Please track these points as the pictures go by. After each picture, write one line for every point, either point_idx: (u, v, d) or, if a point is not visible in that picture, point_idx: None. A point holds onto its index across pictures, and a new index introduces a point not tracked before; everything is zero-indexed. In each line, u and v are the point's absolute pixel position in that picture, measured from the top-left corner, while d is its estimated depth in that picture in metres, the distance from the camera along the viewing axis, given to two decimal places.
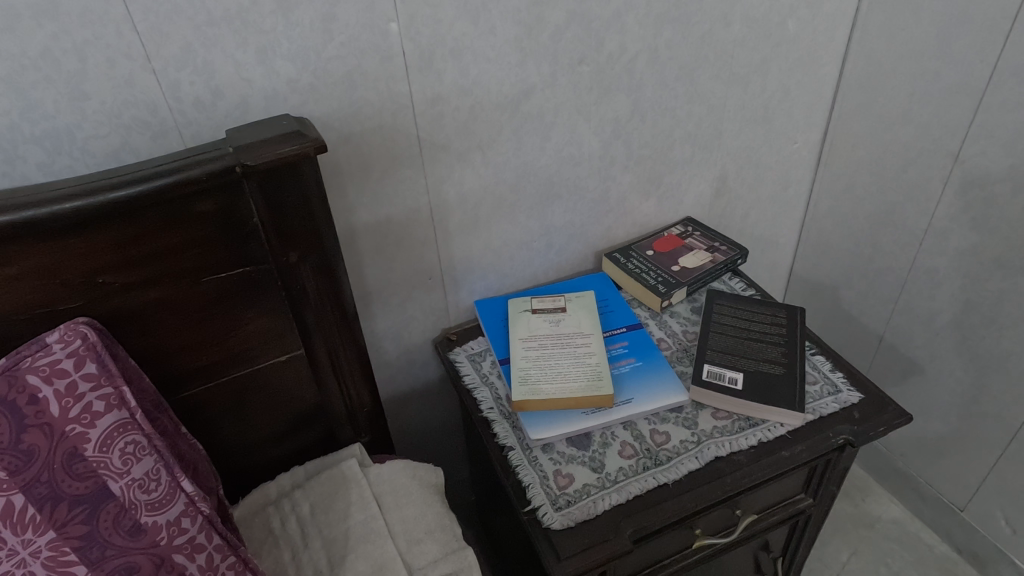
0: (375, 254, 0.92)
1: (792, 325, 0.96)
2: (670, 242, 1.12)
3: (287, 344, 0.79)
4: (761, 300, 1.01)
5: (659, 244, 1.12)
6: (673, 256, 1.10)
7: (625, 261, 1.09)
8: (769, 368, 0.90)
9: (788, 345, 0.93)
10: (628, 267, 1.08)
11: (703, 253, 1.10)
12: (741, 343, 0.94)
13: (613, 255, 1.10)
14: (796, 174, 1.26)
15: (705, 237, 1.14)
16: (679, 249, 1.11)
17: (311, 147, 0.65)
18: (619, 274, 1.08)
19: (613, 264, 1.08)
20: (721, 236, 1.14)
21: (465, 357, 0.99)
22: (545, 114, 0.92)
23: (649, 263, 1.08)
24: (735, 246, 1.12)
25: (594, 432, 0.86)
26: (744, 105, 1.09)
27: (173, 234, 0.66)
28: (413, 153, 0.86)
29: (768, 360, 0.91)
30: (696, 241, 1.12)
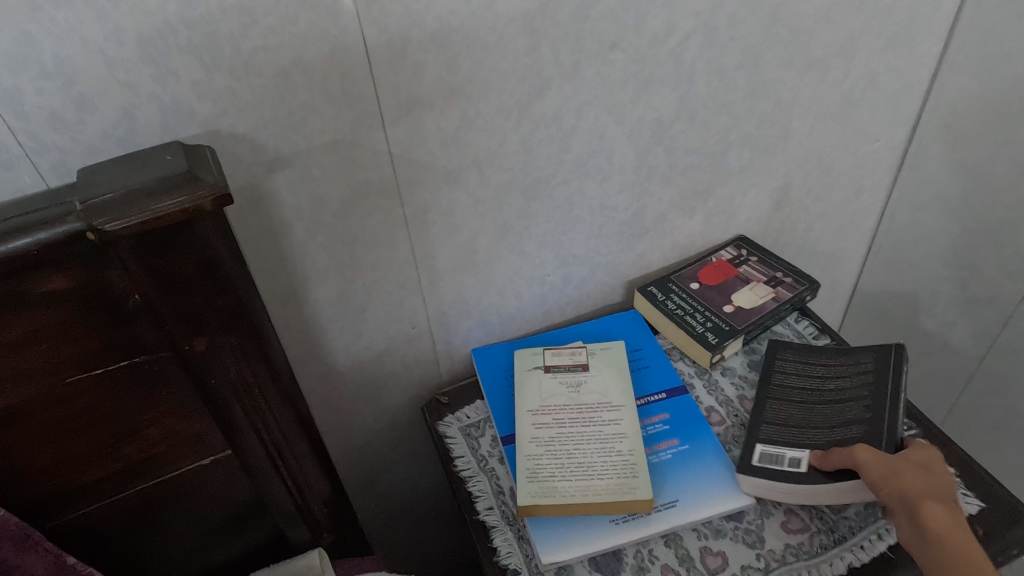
0: (339, 304, 0.70)
1: (882, 369, 0.74)
2: (720, 271, 0.89)
3: (212, 445, 0.58)
4: (831, 348, 0.79)
5: (706, 275, 0.89)
6: (724, 291, 0.87)
7: (664, 299, 0.86)
8: (847, 432, 0.68)
9: (872, 398, 0.71)
10: (668, 307, 0.85)
11: (763, 288, 0.87)
12: (802, 408, 0.73)
13: (648, 290, 0.87)
14: (874, 179, 1.01)
15: (764, 265, 0.90)
16: (731, 282, 0.88)
17: (206, 199, 0.42)
18: (656, 315, 0.85)
19: (649, 302, 0.85)
20: (783, 263, 0.91)
21: (459, 430, 0.77)
22: (564, 116, 0.68)
23: (695, 301, 0.86)
24: (802, 277, 0.89)
25: (626, 550, 0.65)
26: (820, 97, 0.84)
27: (7, 326, 0.44)
28: (385, 175, 0.63)
29: (846, 420, 0.70)
30: (753, 271, 0.89)
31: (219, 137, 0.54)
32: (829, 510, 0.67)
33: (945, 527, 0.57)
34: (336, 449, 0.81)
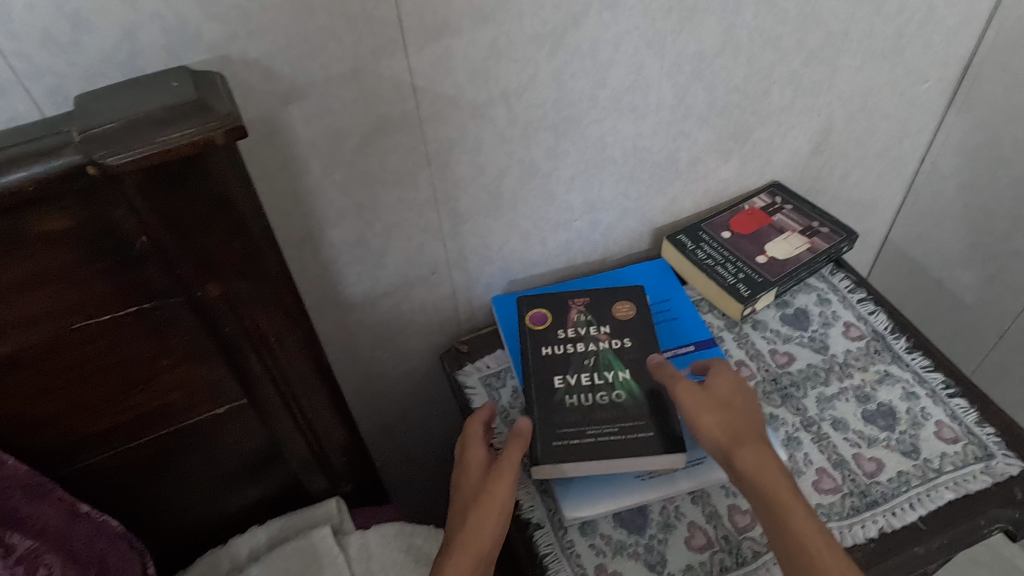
0: (357, 248, 0.66)
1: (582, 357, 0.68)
2: (754, 219, 0.84)
3: (227, 394, 0.55)
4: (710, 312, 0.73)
5: (739, 224, 0.84)
6: (757, 241, 0.83)
7: (694, 249, 0.82)
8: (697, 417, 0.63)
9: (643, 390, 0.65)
10: (698, 257, 0.81)
11: (798, 239, 0.83)
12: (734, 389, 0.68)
13: (678, 239, 0.83)
14: (918, 123, 0.95)
15: (800, 214, 0.85)
16: (765, 231, 0.84)
17: (218, 131, 0.38)
18: (685, 265, 0.82)
19: (678, 251, 0.82)
20: (821, 212, 0.86)
21: (479, 380, 0.75)
22: (601, 48, 0.63)
23: (726, 251, 0.82)
24: (840, 227, 0.84)
25: (651, 507, 0.64)
26: (872, 32, 0.78)
27: (5, 267, 0.40)
28: (408, 109, 0.58)
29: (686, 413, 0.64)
30: (788, 221, 0.85)
31: (229, 63, 0.49)
32: (862, 471, 0.65)
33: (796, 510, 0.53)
34: (352, 396, 0.79)
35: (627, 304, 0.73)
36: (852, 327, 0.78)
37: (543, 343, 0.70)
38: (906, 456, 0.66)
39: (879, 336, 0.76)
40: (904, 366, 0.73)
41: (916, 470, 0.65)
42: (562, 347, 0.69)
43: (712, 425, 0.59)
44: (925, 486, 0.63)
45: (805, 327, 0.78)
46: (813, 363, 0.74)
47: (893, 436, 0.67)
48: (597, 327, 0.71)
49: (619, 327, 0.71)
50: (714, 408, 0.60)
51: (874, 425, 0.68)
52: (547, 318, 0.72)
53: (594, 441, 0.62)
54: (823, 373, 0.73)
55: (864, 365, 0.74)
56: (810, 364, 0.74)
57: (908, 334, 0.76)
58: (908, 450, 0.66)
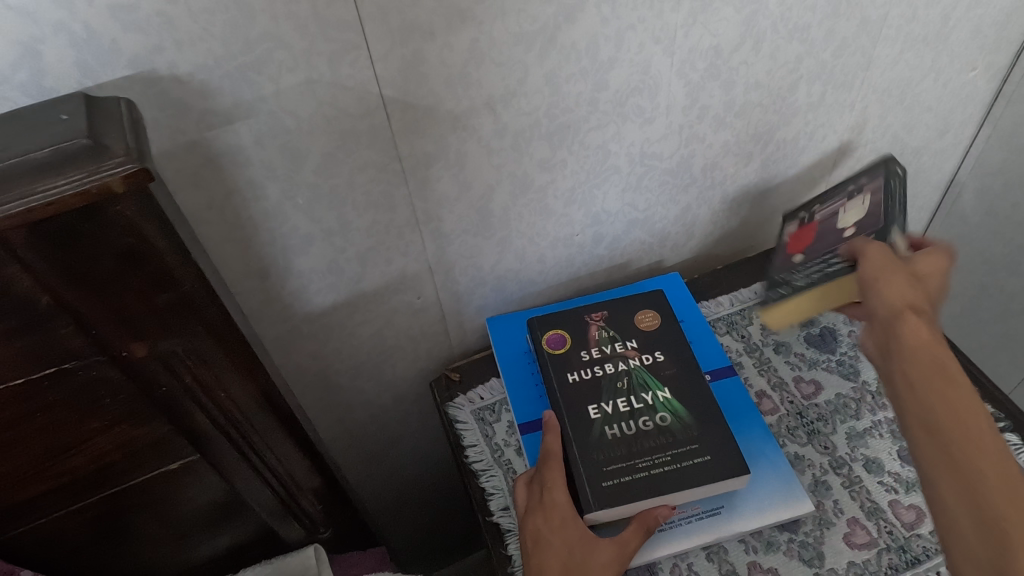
0: (329, 275, 0.59)
1: (608, 383, 0.61)
2: (807, 231, 0.67)
3: (177, 451, 0.49)
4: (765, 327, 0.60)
5: (795, 244, 0.67)
6: (830, 236, 0.64)
7: (784, 285, 0.63)
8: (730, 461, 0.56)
9: (694, 415, 0.58)
10: (791, 286, 0.62)
11: (854, 205, 0.64)
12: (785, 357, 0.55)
13: (761, 288, 0.67)
14: (962, 115, 0.85)
15: (830, 194, 0.68)
16: (825, 226, 0.65)
17: (114, 176, 0.31)
18: (790, 308, 0.61)
19: (777, 299, 0.62)
20: (851, 173, 0.68)
21: (471, 414, 0.68)
22: (601, 46, 0.55)
23: (813, 262, 0.62)
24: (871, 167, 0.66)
25: (662, 564, 0.57)
26: (914, 16, 0.68)
27: None
28: (377, 122, 0.51)
29: (727, 448, 0.56)
30: (831, 207, 0.67)
31: (157, 79, 0.42)
32: (901, 522, 0.57)
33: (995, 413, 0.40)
34: (336, 427, 0.73)
35: (652, 313, 0.66)
36: None
37: (567, 370, 0.62)
38: None
39: None
40: None
41: None
42: (589, 371, 0.61)
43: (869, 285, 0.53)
44: None
45: (833, 349, 0.70)
46: (842, 393, 0.66)
47: None
48: (623, 344, 0.64)
49: (647, 340, 0.64)
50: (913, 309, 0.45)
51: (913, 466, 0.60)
52: (566, 340, 0.64)
53: (649, 474, 0.55)
54: (854, 405, 0.65)
55: None
56: (839, 394, 0.66)
57: None
58: None
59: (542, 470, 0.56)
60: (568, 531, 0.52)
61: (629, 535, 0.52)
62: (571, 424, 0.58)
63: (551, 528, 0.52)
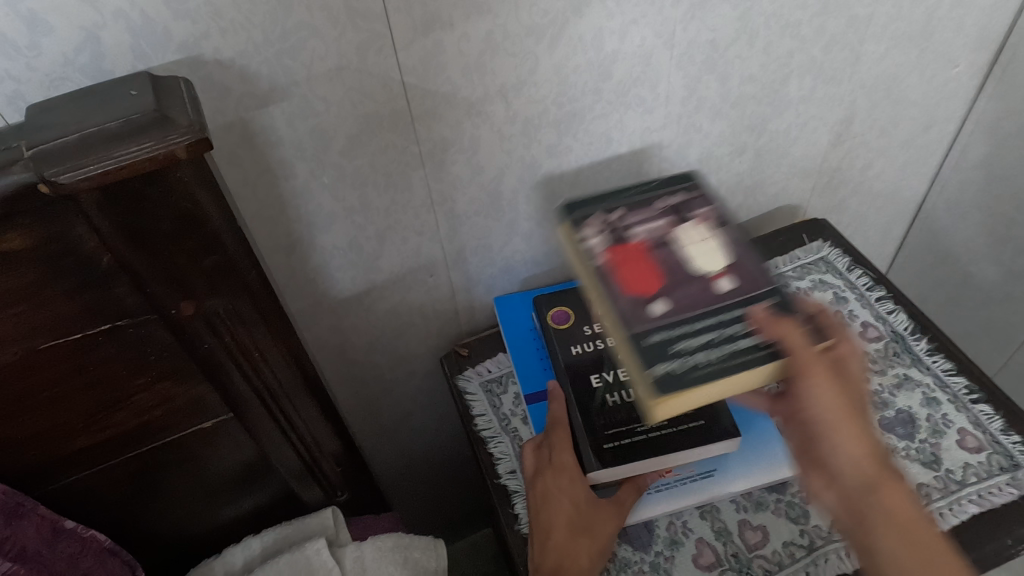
0: (349, 252, 0.63)
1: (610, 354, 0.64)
2: (639, 262, 0.54)
3: (212, 409, 0.53)
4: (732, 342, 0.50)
5: (640, 284, 0.53)
6: (689, 279, 0.54)
7: (683, 367, 0.48)
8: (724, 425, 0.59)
9: None
10: (713, 362, 0.48)
11: (688, 229, 0.57)
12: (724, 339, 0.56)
13: (659, 377, 0.47)
14: (947, 110, 0.90)
15: (641, 207, 0.60)
16: (667, 259, 0.55)
17: (179, 144, 0.35)
18: (710, 391, 0.47)
19: (683, 395, 0.47)
20: (641, 190, 0.63)
21: (479, 386, 0.72)
22: (606, 39, 0.59)
23: (697, 324, 0.50)
24: (674, 181, 0.64)
25: (658, 522, 0.61)
26: (899, 15, 0.73)
27: None
28: (398, 108, 0.55)
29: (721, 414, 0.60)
30: (650, 224, 0.58)
31: (202, 63, 0.46)
32: None
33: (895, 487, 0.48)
34: (350, 399, 0.77)
35: None
36: (870, 327, 0.73)
37: (571, 343, 0.66)
38: (927, 467, 0.62)
39: (899, 337, 0.72)
40: (925, 370, 0.69)
41: (938, 482, 0.61)
42: (592, 344, 0.65)
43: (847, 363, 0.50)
44: (947, 500, 0.60)
45: None
46: None
47: (912, 446, 0.64)
48: None
49: None
50: (847, 414, 0.48)
51: (893, 434, 0.65)
52: (570, 316, 0.68)
53: (648, 437, 0.59)
54: None
55: (882, 369, 0.70)
56: None
57: (930, 336, 0.72)
58: (928, 460, 0.63)
59: (550, 436, 0.60)
60: (574, 488, 0.57)
61: (625, 495, 0.59)
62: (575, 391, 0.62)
63: (560, 487, 0.57)
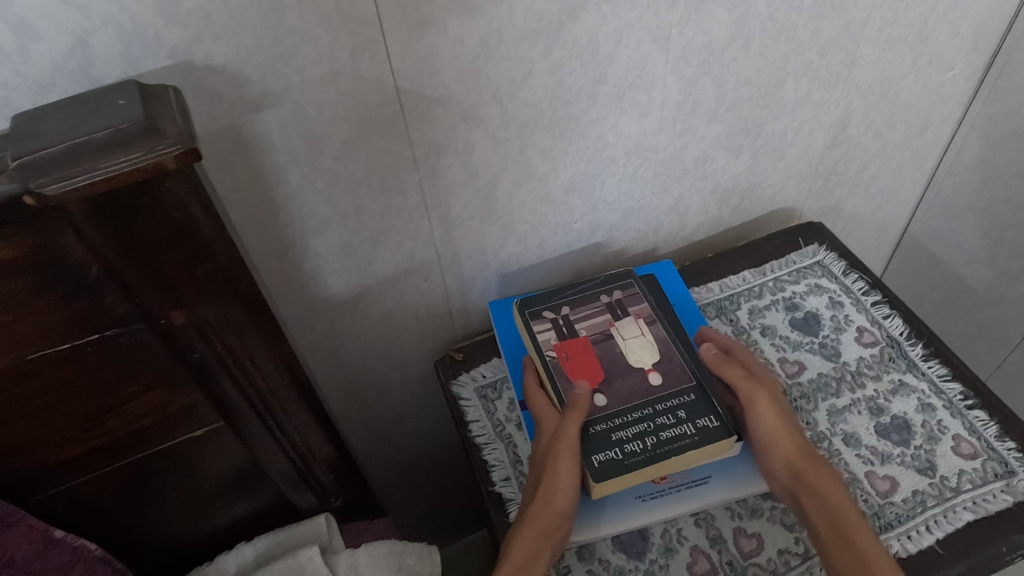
0: (343, 257, 0.63)
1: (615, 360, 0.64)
2: (583, 356, 0.63)
3: (203, 417, 0.53)
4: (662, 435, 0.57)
5: (586, 377, 0.61)
6: (625, 372, 0.62)
7: (620, 454, 0.57)
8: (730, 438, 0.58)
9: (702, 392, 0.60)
10: (637, 456, 0.56)
11: (626, 325, 0.65)
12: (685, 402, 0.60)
13: (597, 466, 0.56)
14: (941, 112, 0.90)
15: (582, 303, 0.68)
16: (607, 354, 0.63)
17: (169, 154, 0.34)
18: (648, 471, 0.56)
19: (621, 476, 0.56)
20: (589, 286, 0.70)
21: (474, 392, 0.71)
22: (601, 43, 0.58)
23: (633, 414, 0.59)
24: (609, 280, 0.71)
25: (652, 529, 0.61)
26: (895, 18, 0.73)
27: None
28: (391, 113, 0.54)
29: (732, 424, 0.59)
30: (590, 321, 0.66)
31: (193, 69, 0.45)
32: (876, 491, 0.61)
33: (824, 479, 0.56)
34: (344, 403, 0.77)
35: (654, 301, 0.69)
36: (865, 333, 0.73)
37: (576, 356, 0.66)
38: (922, 474, 0.62)
39: (894, 342, 0.72)
40: (920, 375, 0.69)
41: (932, 489, 0.61)
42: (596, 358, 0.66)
43: (762, 400, 0.59)
44: (942, 507, 0.60)
45: (816, 332, 0.74)
46: (824, 373, 0.70)
47: (907, 452, 0.64)
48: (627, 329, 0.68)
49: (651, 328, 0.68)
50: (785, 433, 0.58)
51: (888, 440, 0.65)
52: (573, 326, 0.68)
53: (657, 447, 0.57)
54: (834, 384, 0.69)
55: (877, 375, 0.70)
56: (821, 373, 0.70)
57: (926, 341, 0.72)
58: (923, 467, 0.63)
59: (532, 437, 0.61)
60: (557, 521, 0.55)
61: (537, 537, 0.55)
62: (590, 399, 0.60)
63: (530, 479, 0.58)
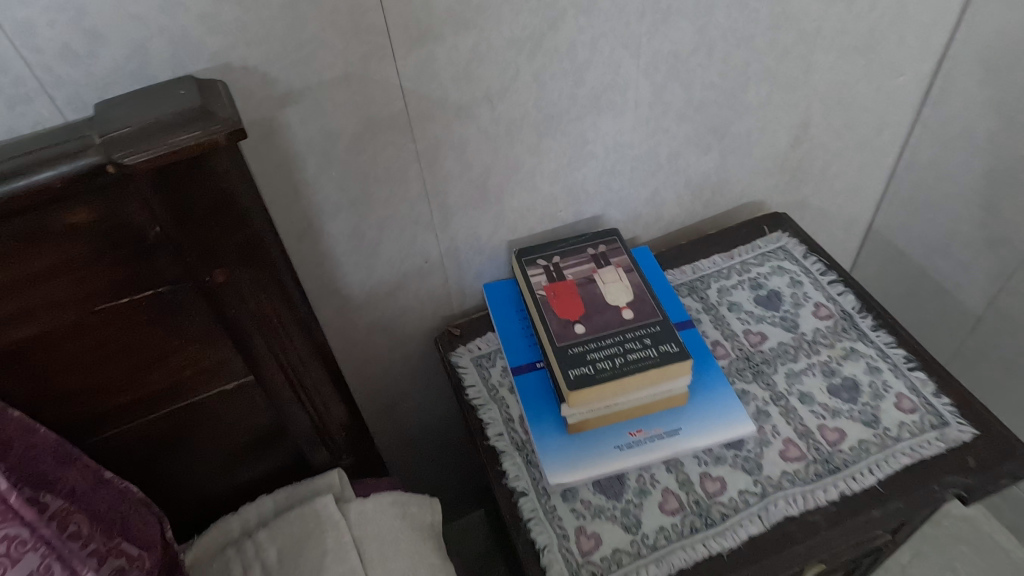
0: (353, 240, 0.72)
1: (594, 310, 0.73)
2: (567, 295, 0.74)
3: (233, 371, 0.61)
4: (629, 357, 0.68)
5: (569, 311, 0.72)
6: (602, 308, 0.73)
7: (592, 370, 0.67)
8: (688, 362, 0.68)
9: (665, 324, 0.71)
10: (606, 371, 0.67)
11: (607, 273, 0.76)
12: (650, 332, 0.70)
13: (572, 377, 0.66)
14: (896, 114, 0.99)
15: (572, 255, 0.79)
16: (588, 294, 0.74)
17: (220, 134, 0.43)
18: (616, 384, 0.66)
19: (591, 387, 0.66)
20: (579, 240, 0.80)
21: (470, 361, 0.80)
22: (578, 50, 0.67)
23: (607, 340, 0.69)
24: (594, 238, 0.81)
25: (629, 474, 0.68)
26: (845, 29, 0.82)
27: (38, 257, 0.46)
28: (397, 110, 0.63)
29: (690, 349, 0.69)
30: (577, 268, 0.77)
31: (230, 70, 0.54)
32: (825, 440, 0.69)
33: None
34: (352, 376, 0.85)
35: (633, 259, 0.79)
36: (822, 307, 0.81)
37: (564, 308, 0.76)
38: (867, 426, 0.70)
39: (847, 315, 0.80)
40: (869, 343, 0.77)
41: (876, 438, 0.69)
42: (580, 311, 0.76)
43: None
44: (884, 453, 0.68)
45: (778, 307, 0.82)
46: (783, 341, 0.78)
47: (855, 407, 0.72)
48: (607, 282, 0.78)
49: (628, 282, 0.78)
50: None
51: (839, 397, 0.73)
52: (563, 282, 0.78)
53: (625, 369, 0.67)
54: (793, 351, 0.77)
55: (831, 343, 0.78)
56: (781, 342, 0.78)
57: (875, 313, 0.80)
58: (869, 420, 0.71)
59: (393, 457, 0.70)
60: None
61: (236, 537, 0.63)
62: (570, 331, 0.70)
63: None
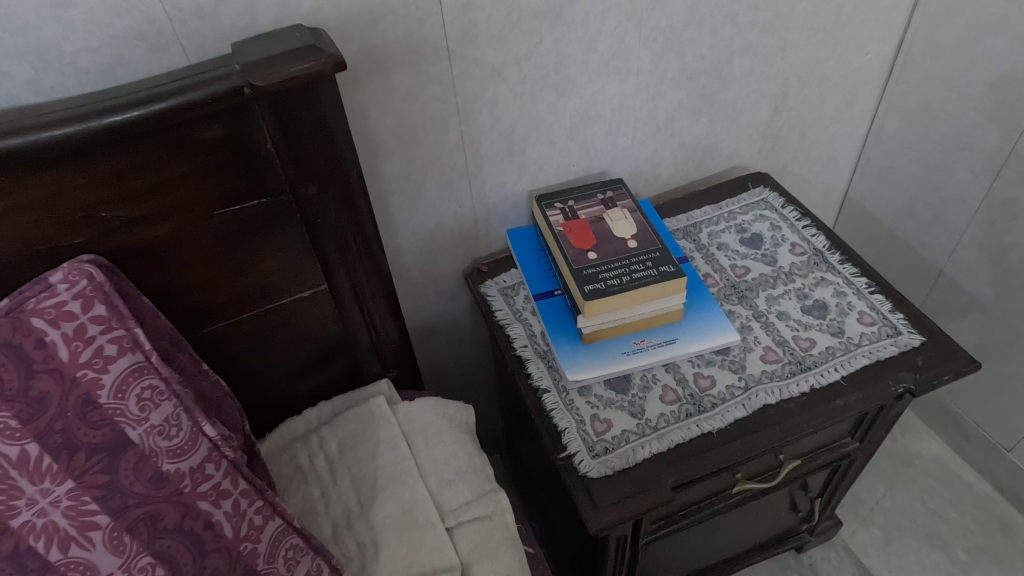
0: (401, 182, 0.85)
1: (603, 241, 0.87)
2: (581, 230, 0.87)
3: (310, 280, 0.74)
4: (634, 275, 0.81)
5: (582, 241, 0.86)
6: (611, 239, 0.86)
7: (604, 285, 0.80)
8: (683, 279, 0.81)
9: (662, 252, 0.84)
10: (615, 285, 0.80)
11: (614, 213, 0.90)
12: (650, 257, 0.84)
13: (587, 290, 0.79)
14: (865, 90, 1.13)
15: (584, 200, 0.92)
16: (598, 229, 0.88)
17: (329, 65, 0.57)
18: (623, 296, 0.79)
19: (604, 299, 0.79)
20: (589, 189, 0.94)
21: (497, 291, 0.93)
22: (591, 22, 0.81)
23: (615, 263, 0.83)
24: (602, 187, 0.95)
25: (634, 374, 0.82)
26: (815, 11, 0.96)
27: (179, 163, 0.59)
28: (443, 68, 0.77)
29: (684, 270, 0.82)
30: (589, 209, 0.91)
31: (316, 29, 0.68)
32: (799, 347, 0.83)
33: None
34: None
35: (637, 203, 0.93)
36: (797, 246, 0.95)
37: None
38: (834, 335, 0.84)
39: (819, 251, 0.94)
40: (837, 273, 0.91)
41: (841, 345, 0.83)
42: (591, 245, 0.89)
43: None
44: (847, 355, 0.81)
45: (760, 246, 0.96)
46: (764, 273, 0.92)
47: (824, 322, 0.85)
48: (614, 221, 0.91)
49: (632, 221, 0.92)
50: None
51: (810, 314, 0.86)
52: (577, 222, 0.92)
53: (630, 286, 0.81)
54: (772, 280, 0.91)
55: (805, 273, 0.91)
56: (763, 273, 0.92)
57: (842, 250, 0.94)
58: (835, 331, 0.84)
59: None
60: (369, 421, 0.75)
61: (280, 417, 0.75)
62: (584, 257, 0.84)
63: None
